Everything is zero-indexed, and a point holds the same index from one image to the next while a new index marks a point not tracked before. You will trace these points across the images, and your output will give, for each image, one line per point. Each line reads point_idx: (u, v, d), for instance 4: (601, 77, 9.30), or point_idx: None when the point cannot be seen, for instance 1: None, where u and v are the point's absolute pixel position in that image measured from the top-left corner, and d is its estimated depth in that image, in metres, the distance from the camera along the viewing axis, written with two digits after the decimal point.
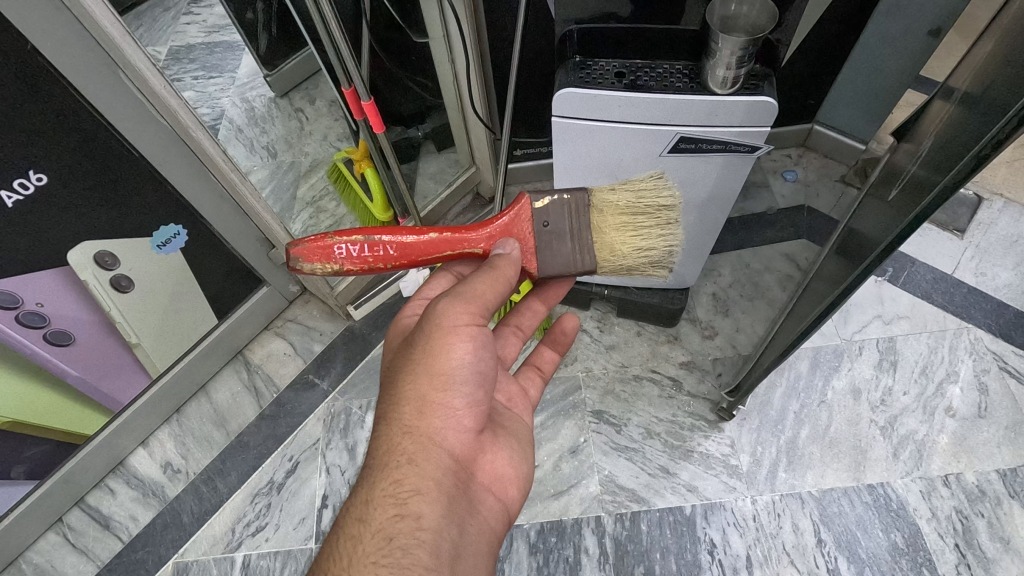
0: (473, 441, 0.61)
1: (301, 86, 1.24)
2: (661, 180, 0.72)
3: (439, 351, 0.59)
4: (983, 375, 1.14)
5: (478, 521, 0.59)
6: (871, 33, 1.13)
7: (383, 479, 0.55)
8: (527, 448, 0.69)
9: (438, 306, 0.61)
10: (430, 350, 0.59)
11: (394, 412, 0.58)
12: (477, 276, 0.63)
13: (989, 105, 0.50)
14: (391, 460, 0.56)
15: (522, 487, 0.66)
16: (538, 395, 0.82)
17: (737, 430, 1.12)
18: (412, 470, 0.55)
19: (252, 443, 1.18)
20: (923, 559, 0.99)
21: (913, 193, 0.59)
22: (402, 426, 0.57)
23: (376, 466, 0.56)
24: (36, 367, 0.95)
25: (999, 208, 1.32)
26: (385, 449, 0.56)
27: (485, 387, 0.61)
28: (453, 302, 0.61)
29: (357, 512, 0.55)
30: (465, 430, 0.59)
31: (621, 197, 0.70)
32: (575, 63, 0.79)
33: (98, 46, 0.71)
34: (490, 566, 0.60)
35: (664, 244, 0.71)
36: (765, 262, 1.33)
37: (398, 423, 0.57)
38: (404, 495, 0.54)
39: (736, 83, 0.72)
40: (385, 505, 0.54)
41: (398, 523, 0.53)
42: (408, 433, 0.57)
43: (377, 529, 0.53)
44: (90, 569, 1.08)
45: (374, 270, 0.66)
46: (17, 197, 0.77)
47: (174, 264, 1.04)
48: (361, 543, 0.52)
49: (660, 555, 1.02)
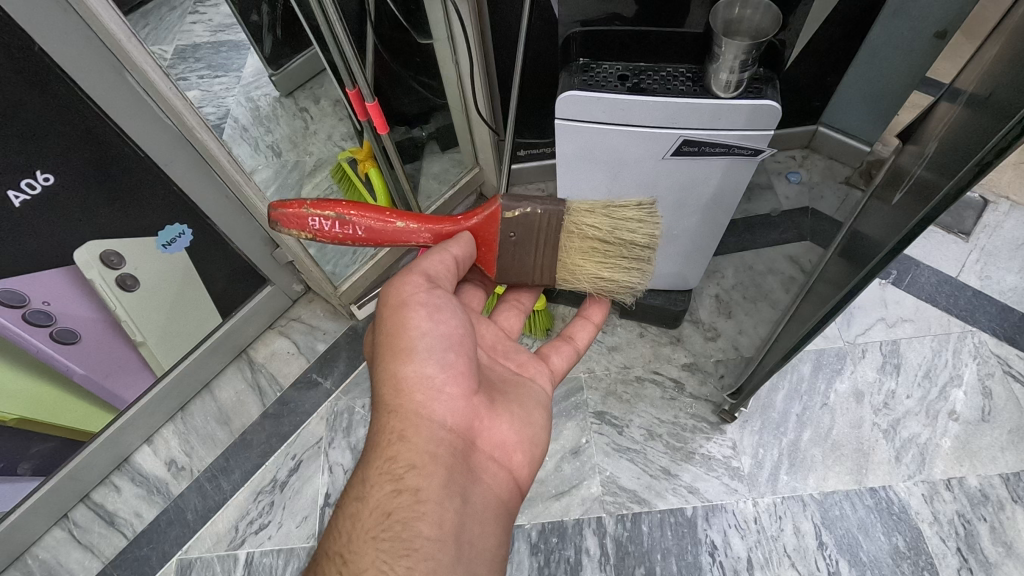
0: (466, 409, 0.62)
1: (306, 86, 1.27)
2: (648, 214, 0.70)
3: (404, 326, 0.62)
4: (987, 379, 1.13)
5: (481, 487, 0.60)
6: (876, 34, 1.13)
7: (376, 459, 0.57)
8: (533, 413, 0.69)
9: (398, 287, 0.65)
10: (397, 328, 0.62)
11: (380, 397, 0.61)
12: (426, 253, 0.67)
13: (996, 108, 0.49)
14: (380, 440, 0.58)
15: (529, 453, 0.66)
16: (565, 367, 0.80)
17: (739, 432, 1.12)
18: (399, 443, 0.57)
19: (255, 442, 1.19)
20: (925, 562, 0.99)
21: (918, 196, 0.59)
22: (386, 407, 0.60)
23: (372, 451, 0.59)
24: (43, 365, 0.96)
25: (1005, 210, 1.31)
26: (374, 432, 0.59)
27: (462, 353, 0.63)
28: (410, 279, 0.65)
29: (355, 493, 0.57)
30: (451, 398, 0.61)
31: (596, 227, 0.68)
32: (579, 65, 0.79)
33: (103, 47, 0.72)
34: (504, 535, 0.60)
35: (624, 280, 0.72)
36: (768, 264, 1.33)
37: (384, 404, 0.60)
38: (399, 470, 0.56)
39: (739, 87, 0.73)
40: (381, 482, 0.56)
41: (396, 498, 0.54)
42: (391, 410, 0.59)
43: (376, 505, 0.54)
44: (95, 565, 1.09)
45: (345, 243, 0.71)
46: (25, 197, 0.78)
47: (179, 264, 1.05)
48: (363, 521, 0.54)
49: (661, 556, 1.02)
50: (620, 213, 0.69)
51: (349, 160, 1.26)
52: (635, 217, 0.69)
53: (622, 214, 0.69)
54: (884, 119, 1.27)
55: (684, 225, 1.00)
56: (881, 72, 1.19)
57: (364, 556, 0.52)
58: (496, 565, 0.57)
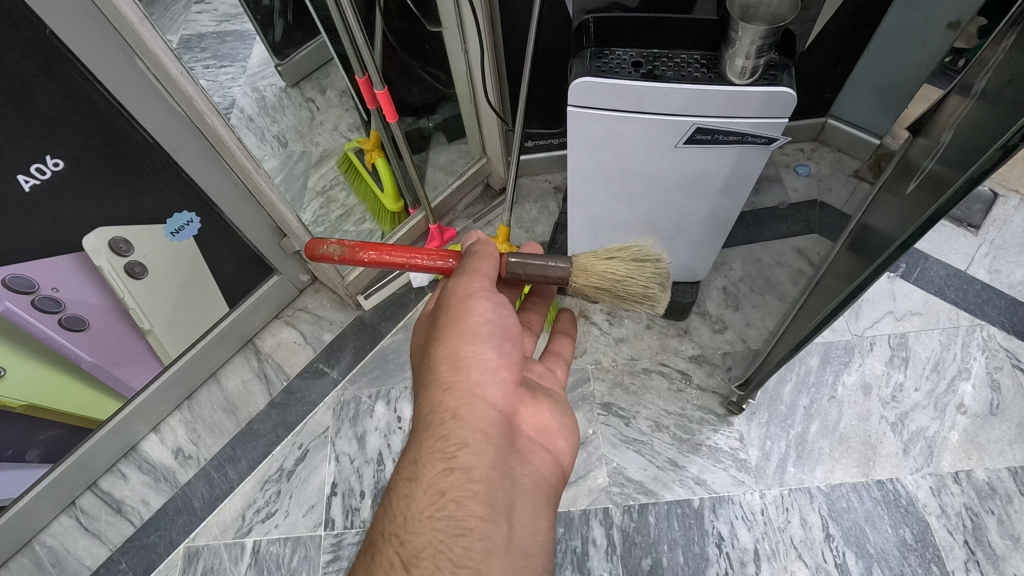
0: (516, 392, 0.60)
1: (312, 77, 1.22)
2: (653, 298, 0.71)
3: (462, 311, 0.61)
4: (995, 372, 1.13)
5: (529, 468, 0.57)
6: (888, 25, 1.12)
7: (429, 437, 0.55)
8: (574, 401, 0.67)
9: (453, 282, 0.64)
10: (456, 312, 0.61)
11: (432, 374, 0.59)
12: (469, 256, 0.67)
13: (1009, 99, 0.50)
14: (434, 419, 0.56)
15: (572, 438, 0.63)
16: (570, 349, 0.77)
17: (745, 424, 1.12)
18: (455, 423, 0.55)
19: (262, 431, 1.19)
20: (932, 555, 0.99)
21: (929, 189, 0.60)
22: (440, 384, 0.57)
23: (422, 430, 0.57)
24: (52, 352, 0.96)
25: (1015, 205, 1.31)
26: (428, 411, 0.57)
27: (516, 341, 0.62)
28: (465, 275, 0.64)
29: (407, 472, 0.55)
30: (505, 379, 0.59)
31: (601, 298, 0.70)
32: (592, 51, 0.78)
33: (113, 31, 0.72)
34: (554, 517, 0.57)
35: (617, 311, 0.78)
36: (776, 257, 1.32)
37: (436, 382, 0.58)
38: (452, 449, 0.54)
39: (755, 73, 0.72)
40: (434, 461, 0.54)
41: (449, 477, 0.52)
42: (446, 390, 0.57)
43: (429, 485, 0.52)
44: (102, 553, 1.10)
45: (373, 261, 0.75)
46: (35, 181, 0.77)
47: (187, 251, 1.04)
48: (417, 501, 0.52)
49: (667, 547, 1.02)
50: (627, 290, 0.70)
51: (356, 151, 1.30)
52: (643, 291, 0.70)
53: (628, 287, 0.70)
54: (895, 112, 1.26)
55: (694, 216, 0.99)
56: (893, 63, 1.18)
57: (419, 536, 0.50)
58: (549, 546, 0.55)
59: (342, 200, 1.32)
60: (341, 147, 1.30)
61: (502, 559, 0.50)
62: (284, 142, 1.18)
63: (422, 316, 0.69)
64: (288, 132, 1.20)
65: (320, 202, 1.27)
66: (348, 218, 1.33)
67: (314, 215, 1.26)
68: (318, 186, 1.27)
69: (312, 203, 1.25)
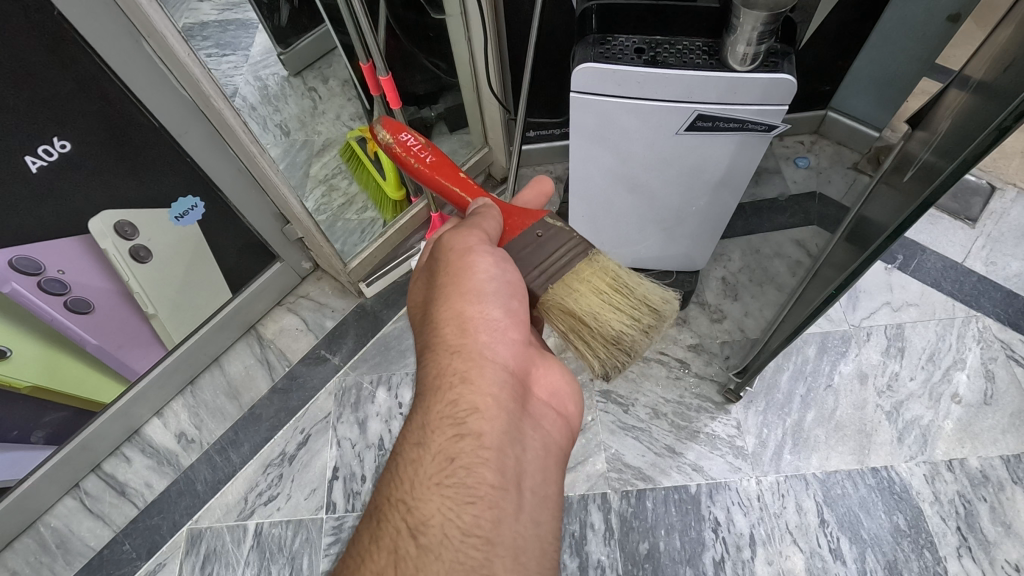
0: (525, 354, 0.61)
1: (314, 66, 1.23)
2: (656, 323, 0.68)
3: (466, 269, 0.61)
4: (990, 363, 1.15)
5: (541, 433, 0.59)
6: (887, 18, 1.13)
7: (436, 402, 0.56)
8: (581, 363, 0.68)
9: (451, 239, 0.64)
10: (461, 272, 0.61)
11: (439, 339, 0.59)
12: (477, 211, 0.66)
13: (1000, 89, 0.51)
14: (441, 382, 0.56)
15: (583, 400, 0.65)
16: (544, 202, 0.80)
17: (743, 412, 1.14)
18: (461, 386, 0.55)
19: (264, 415, 1.21)
20: (925, 540, 1.00)
21: (922, 177, 0.62)
22: (447, 348, 0.58)
23: (431, 393, 0.57)
24: (58, 334, 0.97)
25: (1012, 198, 1.32)
26: (434, 374, 0.57)
27: (523, 299, 0.62)
28: (466, 230, 0.64)
29: (415, 438, 0.55)
30: (514, 341, 0.60)
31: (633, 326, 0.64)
32: (594, 38, 0.79)
33: (121, 13, 0.72)
34: (562, 484, 0.59)
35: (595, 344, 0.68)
36: (774, 248, 1.33)
37: (444, 346, 0.58)
38: (461, 415, 0.54)
39: (756, 60, 0.73)
40: (443, 427, 0.54)
41: (459, 443, 0.53)
42: (453, 352, 0.58)
43: (438, 451, 0.53)
44: (106, 534, 1.11)
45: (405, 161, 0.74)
46: (42, 163, 0.78)
47: (192, 236, 1.06)
48: (426, 468, 0.53)
49: (664, 532, 1.03)
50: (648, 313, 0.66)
51: (360, 139, 1.29)
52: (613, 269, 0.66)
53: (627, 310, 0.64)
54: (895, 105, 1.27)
55: (695, 206, 1.00)
56: (893, 56, 1.19)
57: (428, 503, 0.51)
58: (559, 514, 0.56)
59: (343, 188, 1.31)
60: (343, 135, 1.30)
61: (513, 526, 0.51)
62: (286, 130, 1.18)
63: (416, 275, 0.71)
64: (291, 121, 1.21)
65: (322, 190, 1.26)
66: (351, 207, 1.33)
67: (316, 203, 1.23)
68: (320, 174, 1.25)
69: (315, 191, 1.23)
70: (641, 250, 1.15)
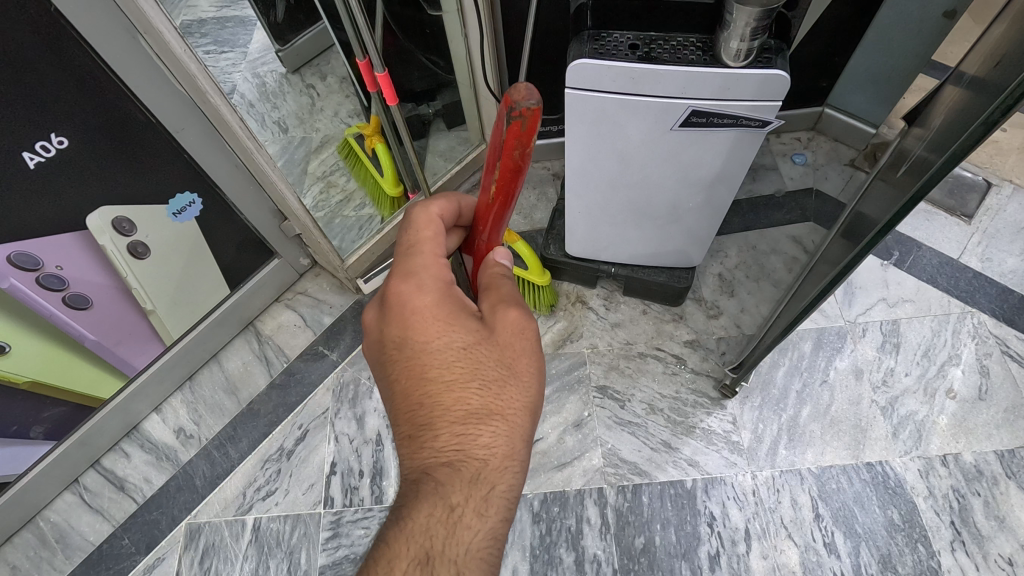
0: None
1: (313, 62, 1.23)
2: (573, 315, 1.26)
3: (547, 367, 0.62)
4: (985, 359, 1.15)
5: None
6: (885, 14, 1.12)
7: (501, 481, 0.56)
8: None
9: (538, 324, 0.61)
10: (544, 364, 0.61)
11: (516, 418, 0.57)
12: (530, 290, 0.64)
13: (992, 83, 0.52)
14: (510, 462, 0.56)
15: None
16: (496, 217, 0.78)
17: (739, 407, 1.14)
18: (521, 472, 0.58)
19: (263, 411, 1.21)
20: (919, 534, 1.01)
21: (915, 172, 0.63)
22: (523, 433, 0.58)
23: (493, 467, 0.56)
24: (57, 331, 0.98)
25: (1008, 194, 1.32)
26: (504, 451, 0.56)
27: None
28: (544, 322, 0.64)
29: (475, 505, 0.55)
30: None
31: None
32: (590, 33, 0.79)
33: (116, 8, 0.72)
34: None
35: None
36: (771, 244, 1.34)
37: (519, 430, 0.58)
38: (511, 500, 0.57)
39: (750, 56, 0.73)
40: (499, 505, 0.56)
41: (502, 525, 0.56)
42: (526, 440, 0.58)
43: (489, 530, 0.55)
44: (106, 528, 1.12)
45: (506, 178, 0.55)
46: (40, 159, 0.79)
47: (191, 232, 1.06)
48: (476, 539, 0.55)
49: (660, 526, 1.04)
50: None
51: (356, 136, 1.33)
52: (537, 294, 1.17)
53: None
54: (892, 101, 1.27)
55: (691, 202, 1.01)
56: (890, 52, 1.19)
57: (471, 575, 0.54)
58: None
59: (342, 184, 1.31)
60: (341, 133, 1.32)
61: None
62: (285, 127, 1.18)
63: (436, 286, 0.60)
64: (289, 117, 1.20)
65: (320, 187, 1.25)
66: (348, 204, 1.33)
67: (314, 199, 1.23)
68: (318, 171, 1.26)
69: (313, 188, 1.23)
70: (638, 246, 1.15)
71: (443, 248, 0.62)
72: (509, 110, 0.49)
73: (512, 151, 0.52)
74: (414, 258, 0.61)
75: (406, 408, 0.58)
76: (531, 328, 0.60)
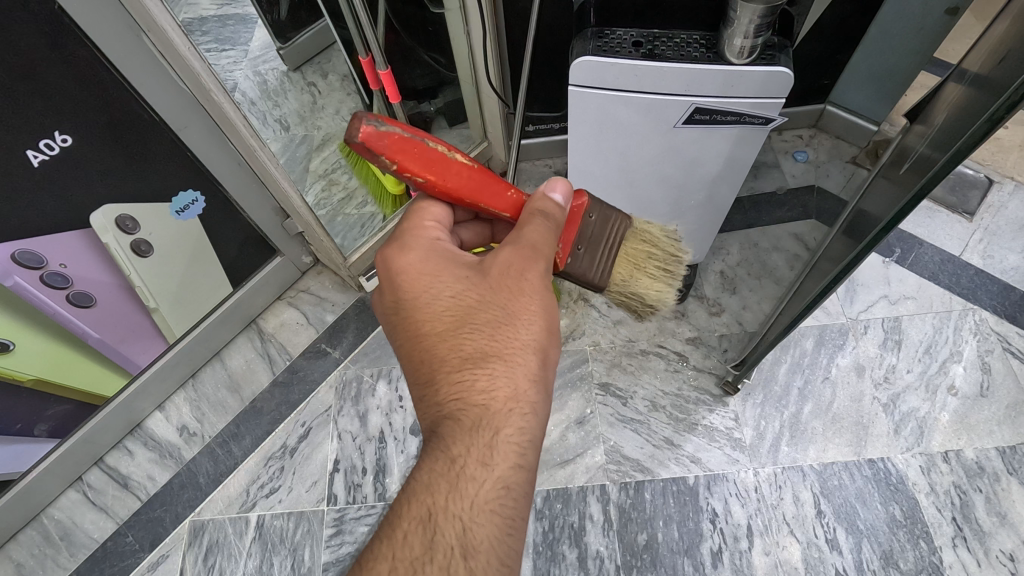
0: None
1: (313, 61, 1.25)
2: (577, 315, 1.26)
3: (552, 306, 0.60)
4: (986, 356, 1.15)
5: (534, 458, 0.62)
6: (887, 12, 1.12)
7: (507, 424, 0.53)
8: None
9: (536, 263, 0.60)
10: (547, 303, 0.59)
11: (516, 358, 0.55)
12: (536, 222, 0.62)
13: (994, 82, 0.52)
14: (514, 404, 0.53)
15: None
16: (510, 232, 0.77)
17: (740, 404, 1.15)
18: (530, 415, 0.54)
19: (265, 408, 1.21)
20: (920, 531, 1.01)
21: (917, 170, 0.63)
22: (528, 373, 0.55)
23: (495, 409, 0.53)
24: (61, 329, 0.98)
25: (1009, 191, 1.32)
26: (506, 392, 0.53)
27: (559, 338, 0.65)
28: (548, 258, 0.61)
29: (479, 454, 0.51)
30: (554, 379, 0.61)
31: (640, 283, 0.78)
32: (593, 31, 0.80)
33: (121, 7, 0.72)
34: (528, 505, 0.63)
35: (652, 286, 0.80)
36: (773, 241, 1.34)
37: (522, 370, 0.55)
38: (525, 446, 0.53)
39: (752, 53, 0.74)
40: (508, 452, 0.52)
41: (516, 474, 0.52)
42: (532, 380, 0.55)
43: (500, 477, 0.51)
44: (109, 526, 1.12)
45: (432, 146, 0.57)
46: (43, 157, 0.79)
47: (193, 231, 1.06)
48: (484, 490, 0.51)
49: (662, 522, 1.04)
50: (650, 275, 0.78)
51: None
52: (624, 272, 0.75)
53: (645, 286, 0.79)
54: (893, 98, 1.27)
55: (693, 200, 1.01)
56: (892, 49, 1.19)
57: (482, 528, 0.49)
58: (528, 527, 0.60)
59: (342, 183, 1.29)
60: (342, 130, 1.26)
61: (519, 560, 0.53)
62: (286, 125, 1.17)
63: (432, 245, 0.62)
64: (290, 116, 1.19)
65: (321, 186, 1.24)
66: (350, 202, 1.31)
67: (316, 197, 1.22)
68: (319, 170, 1.24)
69: (314, 186, 1.22)
70: None
71: (432, 217, 0.65)
72: (365, 137, 0.53)
73: (406, 135, 0.55)
74: (405, 228, 0.63)
75: (409, 369, 0.58)
76: (526, 267, 0.59)
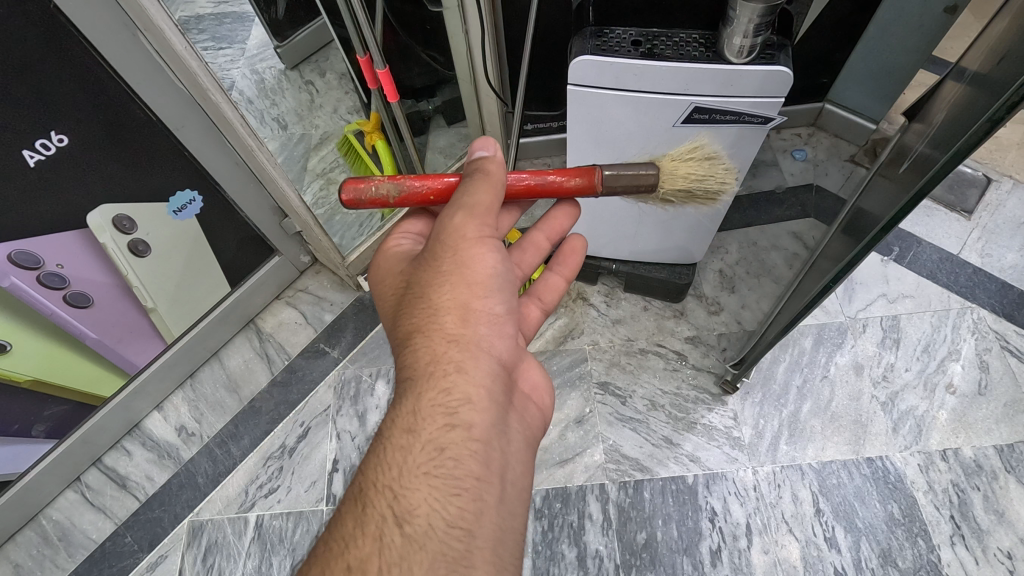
0: (517, 350, 0.61)
1: (311, 60, 1.24)
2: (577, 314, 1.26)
3: (475, 258, 0.59)
4: (984, 354, 1.15)
5: (523, 424, 0.59)
6: (885, 9, 1.12)
7: (430, 388, 0.53)
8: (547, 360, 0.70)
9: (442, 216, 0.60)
10: (466, 259, 0.58)
11: (433, 321, 0.56)
12: (468, 183, 0.62)
13: (994, 81, 0.52)
14: (435, 367, 0.54)
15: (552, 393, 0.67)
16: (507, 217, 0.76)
17: (739, 403, 1.15)
18: (456, 373, 0.54)
19: (264, 408, 1.21)
20: (919, 529, 1.01)
21: (916, 169, 0.63)
22: (445, 335, 0.55)
23: (417, 376, 0.54)
24: (58, 329, 0.97)
25: (1008, 189, 1.33)
26: (426, 358, 0.54)
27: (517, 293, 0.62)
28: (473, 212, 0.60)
29: (405, 421, 0.52)
30: (509, 335, 0.59)
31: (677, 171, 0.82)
32: (592, 30, 0.79)
33: (118, 7, 0.71)
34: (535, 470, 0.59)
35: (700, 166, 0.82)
36: (772, 240, 1.34)
37: (438, 331, 0.55)
38: (455, 404, 0.53)
39: (753, 52, 0.74)
40: (434, 414, 0.52)
41: (451, 433, 0.52)
42: (451, 341, 0.55)
43: (428, 440, 0.51)
44: (108, 526, 1.12)
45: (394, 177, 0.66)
46: (40, 157, 0.78)
47: (191, 231, 1.06)
48: (414, 455, 0.51)
49: (661, 521, 1.04)
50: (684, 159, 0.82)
51: (356, 133, 1.27)
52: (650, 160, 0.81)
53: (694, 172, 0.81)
54: (892, 97, 1.27)
55: None
56: (890, 47, 1.19)
57: (416, 492, 0.49)
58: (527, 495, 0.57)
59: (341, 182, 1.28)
60: (340, 129, 1.28)
61: (489, 522, 0.51)
62: (284, 124, 1.18)
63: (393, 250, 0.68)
64: (288, 114, 1.20)
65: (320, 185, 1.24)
66: None
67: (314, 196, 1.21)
68: (317, 168, 1.24)
69: (313, 184, 1.21)
70: (639, 243, 1.15)
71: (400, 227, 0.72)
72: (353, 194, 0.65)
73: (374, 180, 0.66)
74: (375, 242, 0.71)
75: None
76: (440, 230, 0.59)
